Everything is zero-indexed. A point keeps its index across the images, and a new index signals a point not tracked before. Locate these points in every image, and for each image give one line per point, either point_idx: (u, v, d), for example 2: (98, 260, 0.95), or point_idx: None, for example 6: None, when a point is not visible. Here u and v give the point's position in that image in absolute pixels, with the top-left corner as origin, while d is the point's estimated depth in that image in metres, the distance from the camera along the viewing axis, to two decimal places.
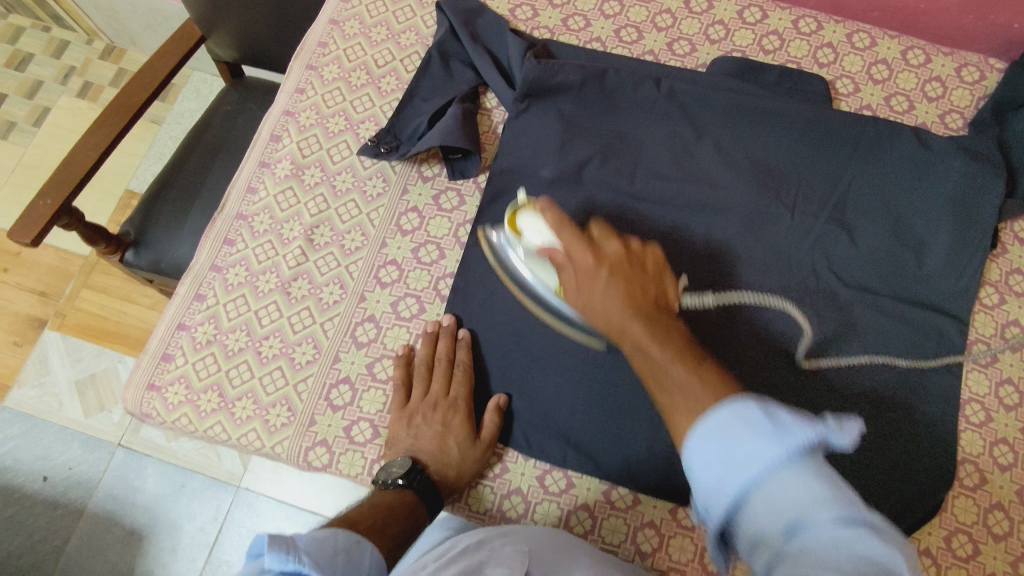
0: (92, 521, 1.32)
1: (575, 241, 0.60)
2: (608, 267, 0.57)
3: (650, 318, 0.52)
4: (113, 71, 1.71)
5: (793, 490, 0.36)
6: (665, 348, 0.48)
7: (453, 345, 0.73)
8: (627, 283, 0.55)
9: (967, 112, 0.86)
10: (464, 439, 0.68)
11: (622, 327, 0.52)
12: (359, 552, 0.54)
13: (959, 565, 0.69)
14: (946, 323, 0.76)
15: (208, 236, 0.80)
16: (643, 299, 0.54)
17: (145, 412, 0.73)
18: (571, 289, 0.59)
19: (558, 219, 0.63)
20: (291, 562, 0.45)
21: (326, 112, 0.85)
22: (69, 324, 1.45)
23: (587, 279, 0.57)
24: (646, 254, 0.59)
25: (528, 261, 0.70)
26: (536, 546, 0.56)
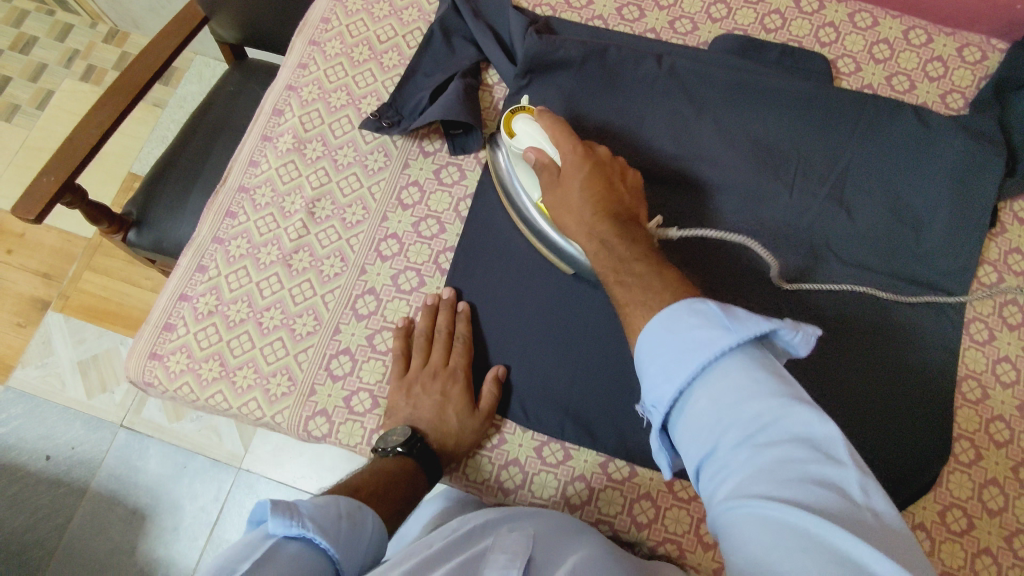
0: (94, 499, 1.33)
1: (566, 138, 0.66)
2: (592, 164, 0.64)
3: (620, 223, 0.61)
4: (117, 54, 1.72)
5: (731, 382, 0.43)
6: (630, 249, 0.57)
7: (453, 318, 0.74)
8: (605, 186, 0.63)
9: (968, 92, 0.86)
10: (463, 408, 0.69)
11: (595, 226, 0.61)
12: (364, 516, 0.54)
13: (953, 539, 0.70)
14: (943, 301, 0.76)
15: (210, 208, 0.81)
16: (616, 203, 0.63)
17: (148, 381, 0.74)
18: (553, 183, 0.66)
19: (554, 126, 0.67)
20: (295, 527, 0.46)
21: (329, 87, 0.86)
22: (72, 304, 1.46)
23: (571, 170, 0.65)
24: (626, 167, 0.66)
25: (514, 163, 0.73)
26: (541, 531, 0.56)
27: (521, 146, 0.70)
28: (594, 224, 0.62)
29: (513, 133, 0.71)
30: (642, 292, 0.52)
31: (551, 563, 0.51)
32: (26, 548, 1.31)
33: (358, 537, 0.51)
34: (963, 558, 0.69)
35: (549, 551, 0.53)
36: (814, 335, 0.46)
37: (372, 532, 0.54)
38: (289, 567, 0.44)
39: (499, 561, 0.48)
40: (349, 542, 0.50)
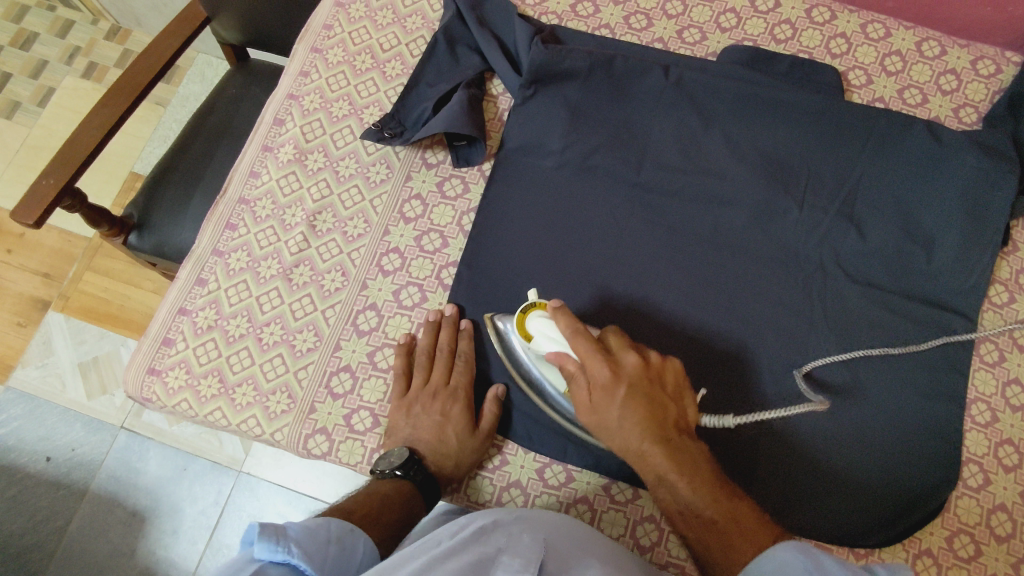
0: (94, 502, 1.33)
1: (590, 350, 0.60)
2: (627, 385, 0.60)
3: (672, 446, 0.58)
4: (118, 52, 1.70)
5: None
6: (697, 493, 0.56)
7: (455, 336, 0.73)
8: (648, 405, 0.59)
9: (981, 106, 0.84)
10: (463, 429, 0.68)
11: (646, 458, 0.58)
12: (353, 541, 0.54)
13: (960, 566, 0.69)
14: (954, 321, 0.75)
15: (209, 220, 0.79)
16: (665, 428, 0.59)
17: (146, 396, 0.73)
18: (586, 404, 0.61)
19: (574, 330, 0.62)
20: (280, 552, 0.46)
21: (330, 96, 0.84)
22: (72, 306, 1.45)
23: (605, 397, 0.60)
24: (663, 366, 0.62)
25: (536, 361, 0.67)
26: (553, 540, 0.55)
27: (542, 350, 0.65)
28: (646, 453, 0.59)
29: (529, 336, 0.66)
30: (715, 541, 0.55)
31: (565, 573, 0.51)
32: (25, 551, 1.31)
33: (344, 563, 0.51)
34: None
35: (562, 562, 0.52)
36: None
37: (359, 559, 0.54)
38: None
39: (513, 565, 0.48)
40: (336, 567, 0.50)
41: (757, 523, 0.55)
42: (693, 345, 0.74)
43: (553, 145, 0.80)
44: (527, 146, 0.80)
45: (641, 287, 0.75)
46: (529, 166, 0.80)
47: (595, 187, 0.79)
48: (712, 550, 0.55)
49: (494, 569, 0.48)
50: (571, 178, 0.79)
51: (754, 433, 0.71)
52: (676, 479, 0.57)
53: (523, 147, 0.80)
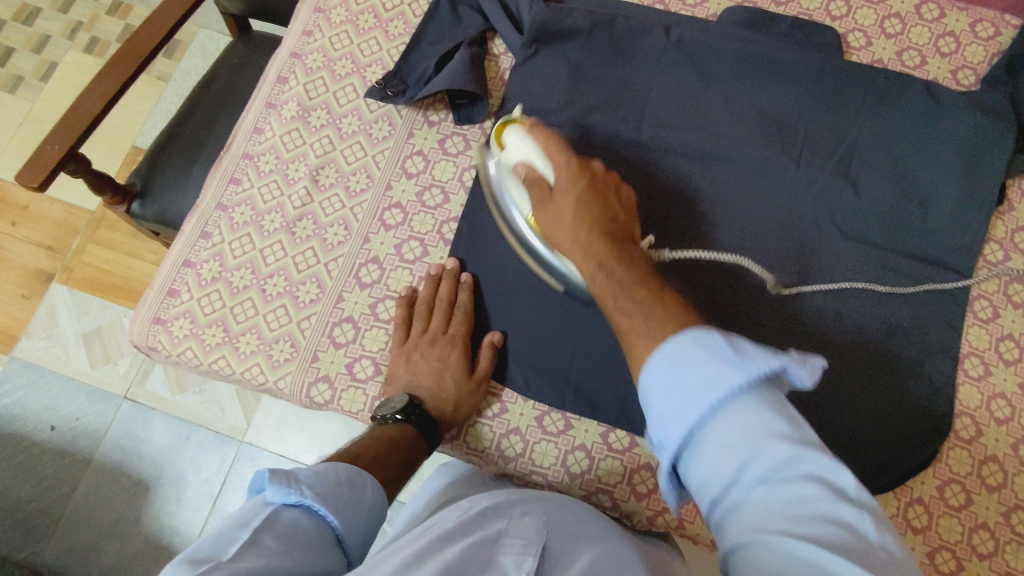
0: (98, 469, 1.34)
1: (560, 154, 0.66)
2: (586, 183, 0.63)
3: (613, 240, 0.59)
4: (119, 26, 1.70)
5: (749, 422, 0.40)
6: (628, 270, 0.55)
7: (455, 287, 0.74)
8: (601, 205, 0.61)
9: (979, 68, 0.85)
10: (461, 374, 0.69)
11: (589, 247, 0.58)
12: (363, 481, 0.55)
13: (950, 514, 0.70)
14: (949, 278, 0.76)
15: (213, 175, 0.80)
16: (609, 221, 0.60)
17: (152, 345, 0.74)
18: (545, 203, 0.65)
19: (549, 142, 0.67)
20: (293, 495, 0.47)
21: (333, 55, 0.85)
22: (76, 277, 1.46)
23: (565, 190, 0.63)
24: (625, 188, 0.65)
25: (505, 175, 0.72)
26: (556, 516, 0.55)
27: (513, 159, 0.70)
28: (587, 245, 0.59)
29: (502, 144, 0.72)
30: (642, 319, 0.49)
31: (569, 550, 0.51)
32: (31, 517, 1.32)
33: (357, 504, 0.52)
34: (960, 533, 0.69)
35: (564, 536, 0.52)
36: (820, 367, 0.42)
37: (371, 497, 0.54)
38: (288, 531, 0.46)
39: (514, 548, 0.48)
40: (348, 508, 0.51)
41: (687, 318, 0.47)
42: (690, 298, 0.75)
43: (554, 102, 0.80)
44: (528, 104, 0.81)
45: None
46: None
47: (595, 144, 0.80)
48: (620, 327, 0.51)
49: (496, 553, 0.48)
50: (571, 135, 0.80)
51: None
52: (613, 268, 0.55)
53: (524, 105, 0.81)
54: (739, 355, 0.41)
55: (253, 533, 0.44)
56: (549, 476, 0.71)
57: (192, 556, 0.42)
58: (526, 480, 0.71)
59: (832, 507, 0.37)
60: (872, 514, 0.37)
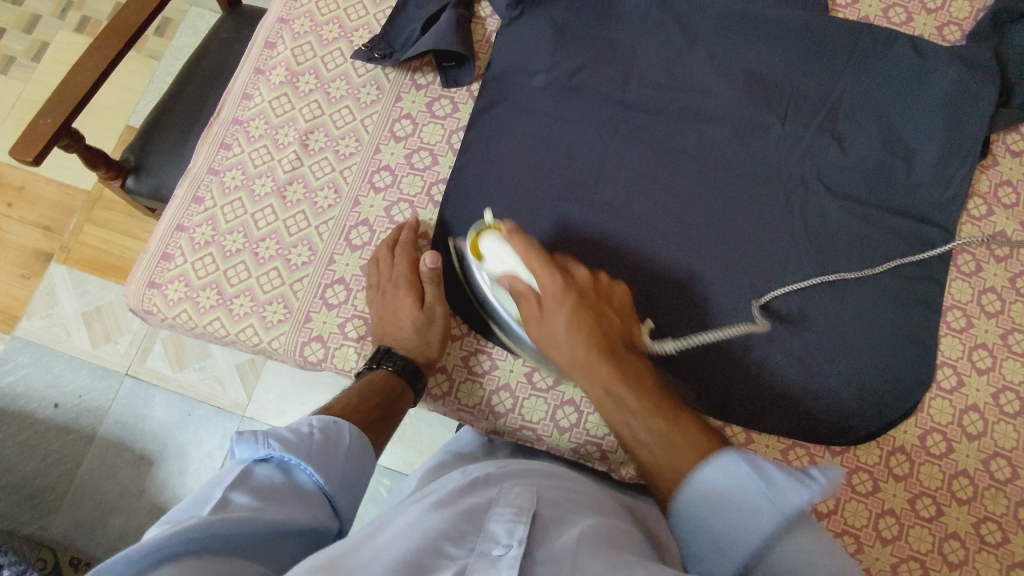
0: (102, 445, 1.36)
1: (541, 263, 0.65)
2: (575, 297, 0.64)
3: (614, 358, 0.61)
4: (110, 5, 1.70)
5: (793, 552, 0.47)
6: (642, 401, 0.58)
7: (400, 232, 0.75)
8: (591, 320, 0.63)
9: (965, 24, 0.86)
10: (413, 312, 0.70)
11: (592, 368, 0.61)
12: (337, 431, 0.57)
13: (931, 462, 0.71)
14: (932, 232, 0.76)
15: (204, 140, 0.81)
16: (606, 337, 0.63)
17: (147, 309, 0.75)
18: (536, 318, 0.65)
19: (528, 250, 0.65)
20: (261, 448, 0.50)
21: (320, 19, 0.85)
22: (74, 256, 1.47)
23: (554, 304, 0.64)
24: (611, 290, 0.67)
25: (494, 287, 0.71)
26: (546, 486, 0.57)
27: (494, 268, 0.69)
28: (588, 362, 0.62)
29: (481, 253, 0.70)
30: (664, 450, 0.56)
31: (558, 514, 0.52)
32: (37, 492, 1.34)
33: (333, 455, 0.54)
34: (940, 480, 0.71)
35: (555, 505, 0.54)
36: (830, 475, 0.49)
37: (348, 448, 0.56)
38: (264, 484, 0.48)
39: (506, 515, 0.49)
40: (324, 459, 0.53)
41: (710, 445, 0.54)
42: (676, 256, 0.76)
43: (541, 62, 0.81)
44: (514, 65, 0.82)
45: (625, 200, 0.77)
46: (516, 84, 0.81)
47: (583, 104, 0.80)
48: (660, 466, 0.56)
49: (488, 519, 0.50)
50: (557, 96, 0.80)
51: (736, 337, 0.73)
52: (627, 393, 0.59)
53: (511, 67, 0.82)
54: (772, 490, 0.49)
55: (226, 488, 0.46)
56: (539, 430, 0.72)
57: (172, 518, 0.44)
58: (517, 434, 0.73)
59: None
60: None
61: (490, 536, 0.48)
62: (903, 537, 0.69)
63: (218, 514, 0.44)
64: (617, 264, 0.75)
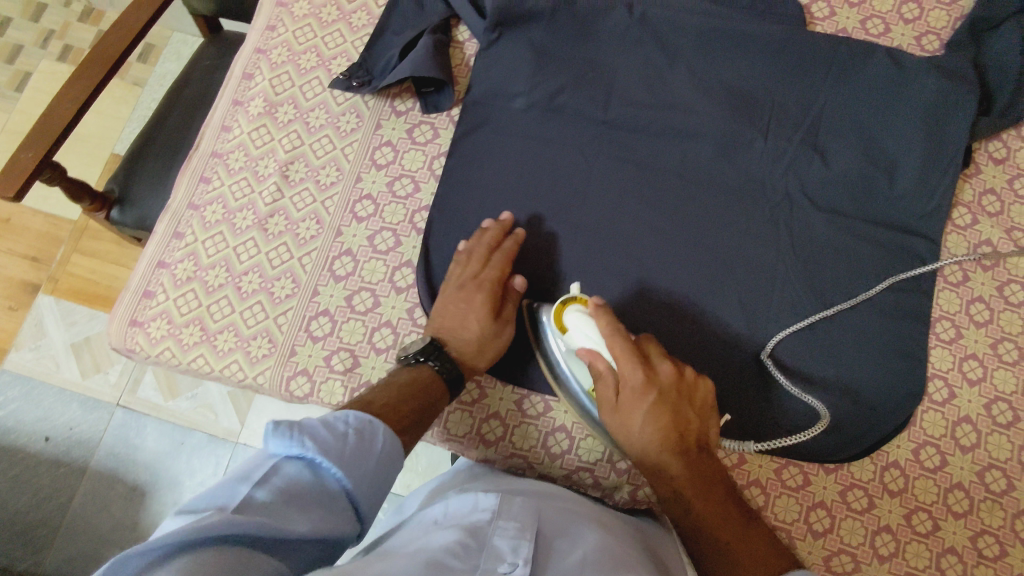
0: (94, 478, 1.34)
1: (628, 355, 0.62)
2: (659, 395, 0.61)
3: (689, 461, 0.61)
4: (92, 33, 1.69)
5: None
6: (707, 507, 0.59)
7: (500, 236, 0.73)
8: (672, 419, 0.61)
9: (943, 33, 0.86)
10: (484, 323, 0.69)
11: (665, 466, 0.60)
12: (373, 431, 0.53)
13: (925, 476, 0.71)
14: (917, 243, 0.76)
15: (184, 174, 0.81)
16: (683, 437, 0.61)
17: (130, 347, 0.74)
18: (610, 406, 0.63)
19: (616, 337, 0.62)
20: (294, 447, 0.47)
21: (298, 49, 0.85)
22: (61, 287, 1.46)
23: (633, 398, 0.61)
24: (695, 384, 0.63)
25: (568, 354, 0.68)
26: (548, 503, 0.57)
27: (575, 341, 0.65)
28: (662, 463, 0.61)
29: (564, 325, 0.67)
30: (722, 556, 0.57)
31: (561, 537, 0.51)
32: (30, 528, 1.33)
33: (364, 456, 0.50)
34: (935, 494, 0.70)
35: (558, 522, 0.53)
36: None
37: (381, 454, 0.52)
38: (291, 485, 0.46)
39: (508, 531, 0.49)
40: (354, 461, 0.49)
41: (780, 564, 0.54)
42: (663, 275, 0.75)
43: (521, 85, 0.81)
44: (493, 88, 0.81)
45: (609, 221, 0.77)
46: (497, 108, 0.81)
47: (564, 126, 0.80)
48: (714, 550, 0.57)
49: (489, 534, 0.49)
50: (538, 118, 0.80)
51: (725, 356, 0.73)
52: (698, 505, 0.59)
53: (491, 90, 0.81)
54: None
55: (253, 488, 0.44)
56: (530, 457, 0.72)
57: (198, 512, 0.42)
58: (509, 463, 0.72)
59: None
60: None
61: (494, 551, 0.47)
62: (900, 554, 0.68)
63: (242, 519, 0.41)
64: (603, 286, 0.75)
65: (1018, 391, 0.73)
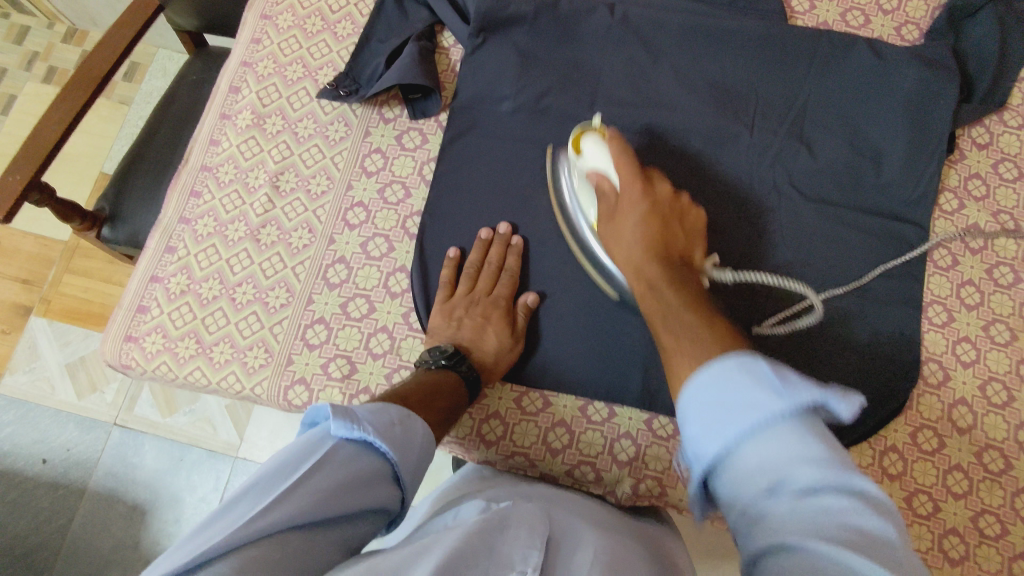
0: (94, 498, 1.34)
1: (631, 168, 0.64)
2: (649, 204, 0.62)
3: (670, 266, 0.57)
4: (76, 53, 1.69)
5: (786, 450, 0.36)
6: (679, 295, 0.52)
7: (505, 253, 0.75)
8: (660, 227, 0.60)
9: (922, 23, 0.87)
10: (502, 335, 0.70)
11: (643, 266, 0.57)
12: (414, 425, 0.54)
13: (924, 458, 0.71)
14: (906, 229, 0.77)
15: (174, 189, 0.81)
16: (667, 244, 0.59)
17: (126, 363, 0.74)
18: (610, 216, 0.64)
19: (622, 155, 0.66)
20: (355, 431, 0.49)
21: (283, 60, 0.85)
22: (54, 309, 1.46)
23: (628, 207, 0.62)
24: (689, 210, 0.64)
25: (579, 187, 0.72)
26: (559, 512, 0.55)
27: (587, 165, 0.69)
28: (640, 262, 0.58)
29: (581, 151, 0.70)
30: (689, 336, 0.46)
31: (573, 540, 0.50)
32: (31, 551, 1.32)
33: (409, 447, 0.52)
34: (935, 476, 0.71)
35: (569, 529, 0.52)
36: (860, 404, 0.38)
37: (422, 444, 0.54)
38: (348, 466, 0.47)
39: (519, 538, 0.47)
40: (403, 450, 0.51)
41: (734, 343, 0.44)
42: None
43: (507, 88, 0.81)
44: (480, 92, 0.82)
45: None
46: (484, 111, 0.81)
47: (552, 126, 0.80)
48: (679, 344, 0.46)
49: (499, 541, 0.46)
50: (526, 120, 0.81)
51: None
52: (661, 284, 0.54)
53: (477, 94, 0.82)
54: (788, 388, 0.38)
55: (313, 467, 0.45)
56: (531, 454, 0.72)
57: (260, 484, 0.44)
58: (510, 462, 0.72)
59: (859, 520, 0.33)
60: (899, 532, 0.34)
61: (504, 558, 0.44)
62: None
63: (299, 500, 0.43)
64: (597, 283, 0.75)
65: (1012, 371, 0.74)
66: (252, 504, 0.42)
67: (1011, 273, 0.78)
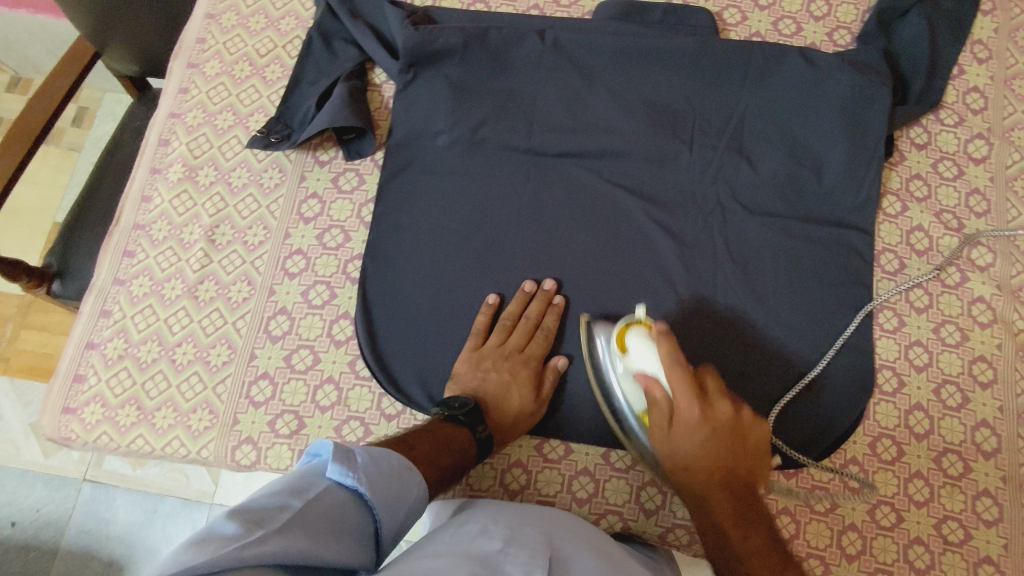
0: (67, 559, 1.28)
1: (685, 385, 0.58)
2: (719, 453, 0.58)
3: (744, 517, 0.57)
4: (20, 102, 1.64)
5: None
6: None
7: (545, 309, 0.73)
8: (728, 460, 0.58)
9: (853, 27, 0.87)
10: (526, 394, 0.69)
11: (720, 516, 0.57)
12: (410, 476, 0.51)
13: (884, 468, 0.71)
14: (851, 236, 0.77)
15: (106, 250, 0.78)
16: (734, 468, 0.58)
17: (65, 436, 0.71)
18: (665, 432, 0.60)
19: (675, 363, 0.59)
20: (350, 479, 0.47)
21: (213, 109, 0.83)
22: (13, 366, 1.41)
23: (692, 439, 0.58)
24: (752, 427, 0.60)
25: (621, 376, 0.66)
26: (559, 530, 0.54)
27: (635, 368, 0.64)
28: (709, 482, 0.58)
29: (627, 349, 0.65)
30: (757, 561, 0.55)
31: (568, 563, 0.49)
32: None
33: (401, 499, 0.50)
34: (896, 485, 0.70)
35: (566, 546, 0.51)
36: None
37: (414, 497, 0.51)
38: (334, 513, 0.45)
39: (520, 557, 0.46)
40: (392, 501, 0.49)
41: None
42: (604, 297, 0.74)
43: (441, 121, 0.80)
44: (414, 128, 0.80)
45: (545, 250, 0.76)
46: (420, 147, 0.80)
47: (489, 158, 0.80)
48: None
49: (500, 561, 0.46)
50: (463, 154, 0.80)
51: None
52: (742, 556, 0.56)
53: (412, 131, 0.80)
54: None
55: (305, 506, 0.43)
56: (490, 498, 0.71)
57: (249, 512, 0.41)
58: None
59: None
60: None
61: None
62: (868, 551, 0.68)
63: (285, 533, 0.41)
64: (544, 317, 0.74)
65: (965, 372, 0.74)
66: (243, 527, 0.39)
67: (958, 273, 0.78)
